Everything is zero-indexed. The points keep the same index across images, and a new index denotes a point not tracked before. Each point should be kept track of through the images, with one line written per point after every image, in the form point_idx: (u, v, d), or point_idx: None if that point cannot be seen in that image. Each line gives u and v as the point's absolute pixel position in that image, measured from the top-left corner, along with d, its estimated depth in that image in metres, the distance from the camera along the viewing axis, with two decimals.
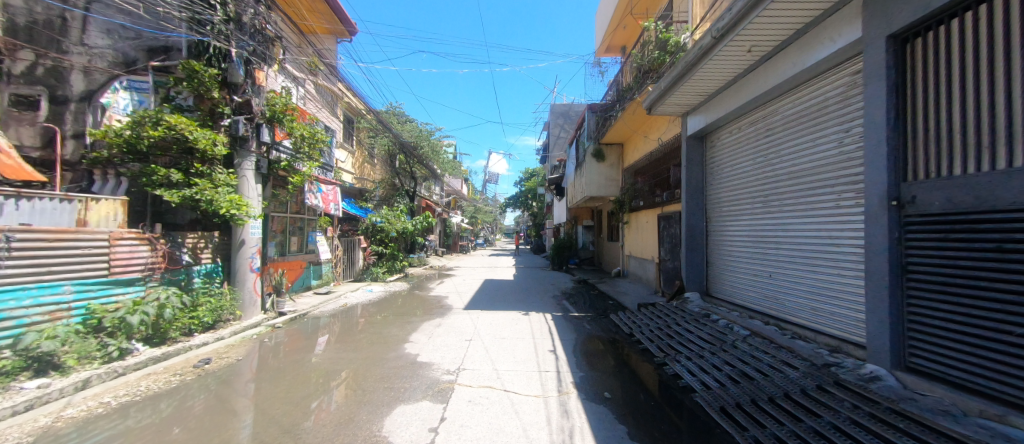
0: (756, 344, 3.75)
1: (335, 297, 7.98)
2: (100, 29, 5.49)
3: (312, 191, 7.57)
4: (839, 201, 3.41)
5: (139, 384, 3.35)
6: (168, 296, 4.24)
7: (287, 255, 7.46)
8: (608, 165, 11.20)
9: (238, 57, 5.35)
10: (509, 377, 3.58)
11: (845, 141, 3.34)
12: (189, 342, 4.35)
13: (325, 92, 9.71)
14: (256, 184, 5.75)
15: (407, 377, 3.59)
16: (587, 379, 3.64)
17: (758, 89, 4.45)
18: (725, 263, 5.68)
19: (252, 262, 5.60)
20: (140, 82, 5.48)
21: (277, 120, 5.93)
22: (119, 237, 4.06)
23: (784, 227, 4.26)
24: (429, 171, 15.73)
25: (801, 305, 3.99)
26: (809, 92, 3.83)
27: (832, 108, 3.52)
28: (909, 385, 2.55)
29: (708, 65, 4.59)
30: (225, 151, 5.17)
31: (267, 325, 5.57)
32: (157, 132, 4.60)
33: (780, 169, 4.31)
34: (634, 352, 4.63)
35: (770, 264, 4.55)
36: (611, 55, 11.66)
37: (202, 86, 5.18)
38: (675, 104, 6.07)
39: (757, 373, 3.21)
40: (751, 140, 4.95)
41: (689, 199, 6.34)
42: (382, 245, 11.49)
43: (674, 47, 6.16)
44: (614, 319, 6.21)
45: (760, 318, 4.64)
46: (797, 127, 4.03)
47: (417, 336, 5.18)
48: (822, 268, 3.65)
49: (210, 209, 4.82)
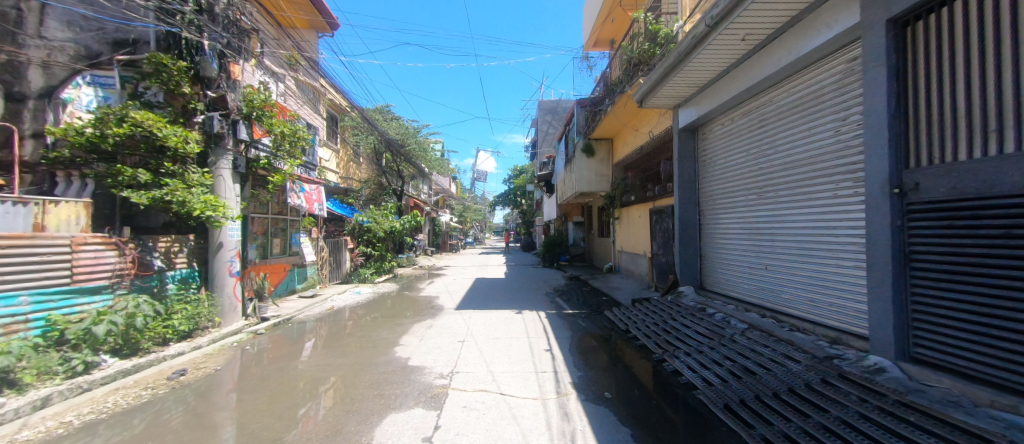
0: (755, 338, 3.71)
1: (321, 300, 7.70)
2: (59, 20, 5.12)
3: (294, 191, 7.22)
4: (836, 191, 3.38)
5: (106, 399, 3.08)
6: (139, 304, 3.96)
7: (269, 258, 7.12)
8: (597, 160, 11.14)
9: (211, 49, 5.05)
10: (505, 379, 3.44)
11: (842, 129, 3.30)
12: (163, 352, 4.07)
13: (307, 88, 9.37)
14: (234, 183, 5.46)
15: (398, 383, 3.42)
16: (585, 379, 3.52)
17: (752, 78, 4.40)
18: (720, 255, 5.65)
19: (231, 266, 5.32)
20: (106, 77, 5.20)
21: (254, 117, 5.64)
22: (82, 242, 3.75)
23: (780, 218, 4.22)
24: (417, 169, 15.44)
25: (799, 297, 3.97)
26: (804, 81, 3.78)
27: (829, 97, 3.48)
28: (913, 376, 2.51)
29: (702, 55, 4.51)
30: (199, 150, 4.87)
31: (249, 331, 5.29)
32: (122, 129, 4.28)
33: (774, 160, 4.28)
34: (631, 349, 4.54)
35: (765, 256, 4.54)
36: (599, 49, 11.60)
37: (171, 80, 4.86)
38: (667, 96, 6.00)
39: (759, 367, 3.15)
40: (745, 131, 4.91)
41: (681, 192, 6.30)
42: (370, 246, 11.24)
43: (664, 38, 6.16)
44: (609, 316, 6.12)
45: (756, 310, 4.62)
46: (792, 117, 3.99)
47: (407, 338, 4.99)
48: (820, 258, 3.62)
49: (183, 211, 4.53)
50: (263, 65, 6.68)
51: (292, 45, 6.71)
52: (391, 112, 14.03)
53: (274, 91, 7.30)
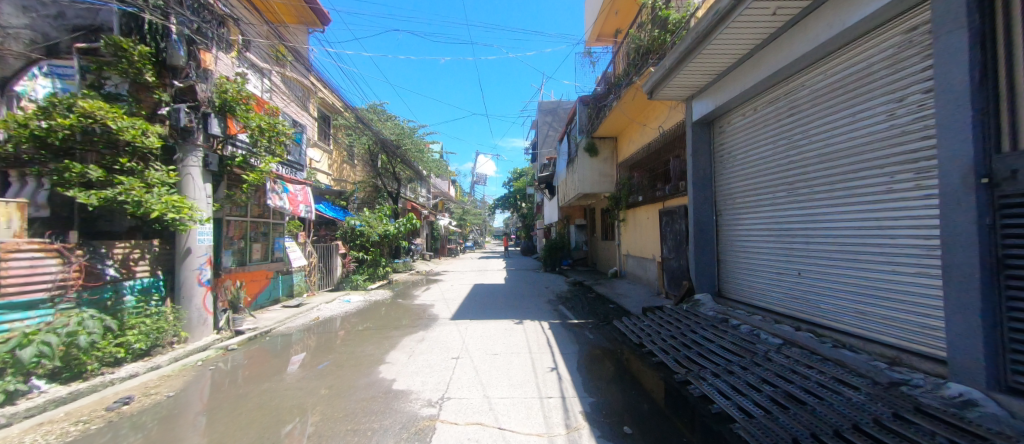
0: (795, 356, 3.20)
1: (306, 310, 7.15)
2: (13, 4, 4.56)
3: (276, 191, 6.69)
4: (892, 184, 2.92)
5: (20, 439, 2.52)
6: (83, 319, 3.40)
7: (248, 265, 6.57)
8: (601, 160, 10.68)
9: (179, 35, 4.55)
10: (505, 409, 2.91)
11: (899, 112, 2.85)
12: (112, 375, 3.52)
13: (295, 83, 8.91)
14: (205, 183, 4.95)
15: (377, 414, 2.89)
16: (598, 407, 2.99)
17: (780, 61, 3.93)
18: (741, 260, 5.16)
19: (201, 275, 4.79)
20: (64, 68, 4.69)
21: (228, 111, 5.14)
22: (13, 248, 3.21)
23: (816, 216, 3.73)
24: (413, 171, 14.95)
25: (841, 307, 3.48)
26: (847, 58, 3.33)
27: (879, 76, 3.03)
28: (1018, 413, 1.98)
29: (724, 35, 4.05)
30: (160, 144, 4.35)
31: (219, 347, 4.73)
32: (69, 120, 3.76)
33: (809, 151, 3.81)
34: (647, 365, 4.02)
35: (797, 261, 4.05)
36: (603, 44, 11.14)
37: (132, 67, 4.34)
38: (679, 86, 5.54)
39: (810, 396, 2.62)
40: (771, 120, 4.44)
41: (696, 191, 5.79)
42: (363, 251, 10.76)
43: (676, 24, 5.76)
44: (619, 327, 5.59)
45: (788, 322, 4.11)
46: (833, 101, 3.53)
47: (395, 355, 4.46)
48: (871, 263, 3.13)
49: (140, 213, 3.99)
50: (246, 57, 6.24)
51: (275, 36, 6.25)
52: (386, 111, 13.52)
53: (255, 85, 6.81)
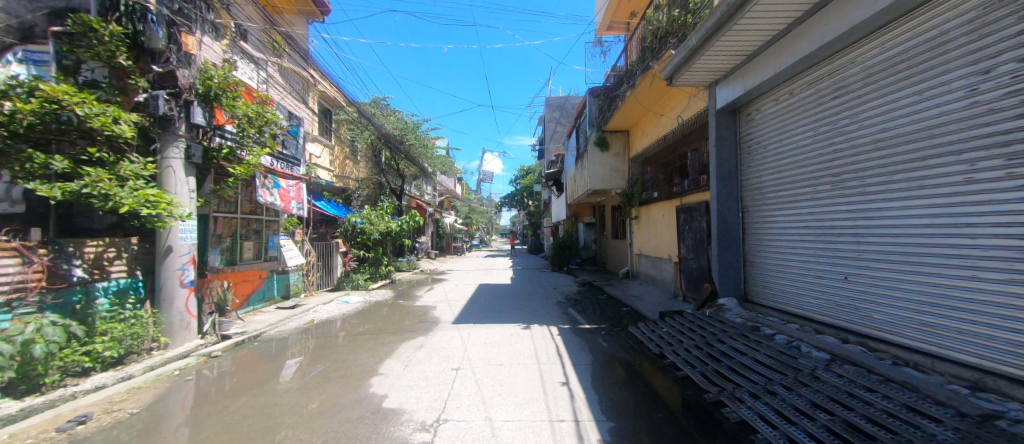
0: (849, 375, 2.74)
1: (301, 312, 6.83)
2: None
3: (267, 186, 6.31)
4: (972, 174, 2.44)
5: None
6: (42, 326, 3.04)
7: (237, 265, 6.24)
8: (611, 154, 10.21)
9: (157, 15, 4.21)
10: (509, 436, 2.49)
11: (981, 87, 2.38)
12: (74, 387, 3.18)
13: (292, 74, 8.59)
14: (188, 177, 4.64)
15: (360, 439, 2.49)
16: (618, 433, 2.56)
17: (824, 36, 3.45)
18: (771, 262, 4.67)
19: (184, 276, 4.47)
20: (40, 54, 4.40)
21: (214, 99, 4.87)
22: None
23: (868, 212, 3.25)
24: (418, 168, 14.63)
25: (902, 318, 3.00)
26: (911, 28, 2.86)
27: (953, 47, 2.56)
28: None
29: (758, 7, 3.57)
30: (134, 132, 3.98)
31: (201, 354, 4.39)
32: (31, 105, 3.37)
33: (859, 137, 3.33)
34: (669, 380, 3.59)
35: (842, 263, 3.57)
36: (615, 32, 10.65)
37: (105, 51, 3.94)
38: (702, 70, 5.07)
39: (877, 428, 2.16)
40: (811, 104, 3.96)
41: (720, 186, 5.30)
42: (364, 249, 10.42)
43: (697, 4, 5.25)
44: (635, 334, 5.14)
45: (832, 332, 3.62)
46: (888, 79, 3.06)
47: (390, 365, 4.08)
48: (944, 267, 2.64)
49: (108, 207, 3.64)
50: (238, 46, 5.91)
51: (268, 22, 5.88)
52: (389, 105, 13.17)
53: (249, 75, 6.52)
